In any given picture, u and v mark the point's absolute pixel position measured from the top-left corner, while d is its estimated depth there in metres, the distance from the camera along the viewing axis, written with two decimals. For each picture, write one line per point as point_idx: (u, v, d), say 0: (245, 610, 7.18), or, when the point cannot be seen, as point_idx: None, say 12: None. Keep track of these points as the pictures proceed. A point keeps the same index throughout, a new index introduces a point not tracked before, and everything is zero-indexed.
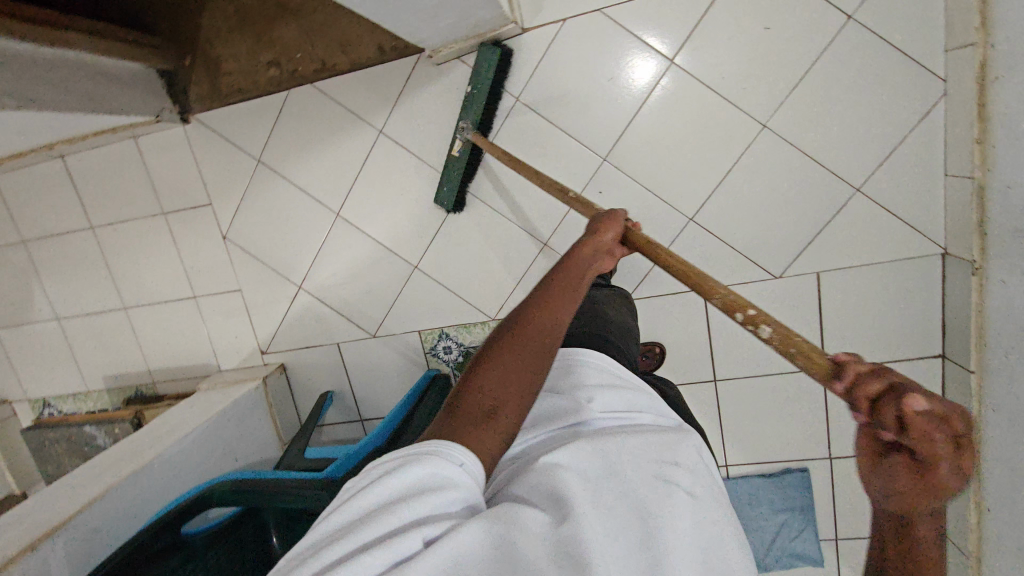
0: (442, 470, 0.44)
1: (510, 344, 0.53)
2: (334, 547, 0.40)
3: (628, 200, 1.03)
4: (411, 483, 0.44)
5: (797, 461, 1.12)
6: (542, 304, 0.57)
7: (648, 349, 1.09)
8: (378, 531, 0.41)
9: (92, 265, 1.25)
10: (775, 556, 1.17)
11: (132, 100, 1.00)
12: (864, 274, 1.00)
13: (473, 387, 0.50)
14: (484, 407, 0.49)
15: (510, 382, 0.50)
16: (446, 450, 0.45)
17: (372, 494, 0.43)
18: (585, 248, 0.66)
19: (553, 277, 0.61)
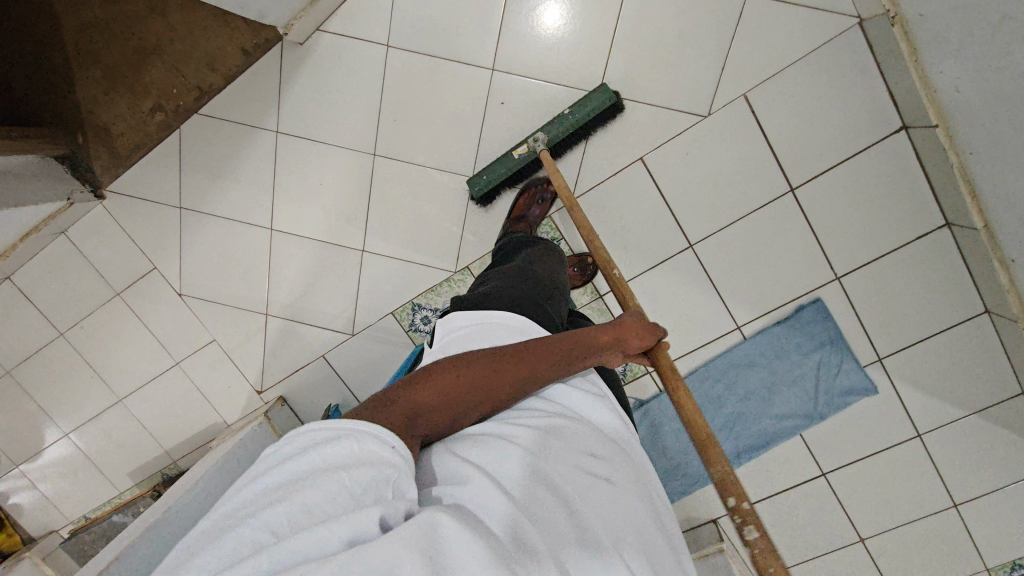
0: (374, 448, 0.43)
1: (460, 377, 0.53)
2: (278, 510, 0.37)
3: (534, 100, 1.00)
4: (347, 453, 0.42)
5: (807, 294, 1.05)
6: (524, 368, 0.55)
7: (581, 263, 1.06)
8: (325, 496, 0.38)
9: (76, 369, 1.27)
10: (826, 401, 1.08)
11: (37, 190, 1.01)
12: (790, 77, 0.96)
13: (409, 396, 0.51)
14: (406, 412, 0.49)
15: (439, 409, 0.52)
16: (379, 435, 0.45)
17: (302, 461, 0.41)
18: (606, 335, 0.63)
19: (560, 344, 0.58)
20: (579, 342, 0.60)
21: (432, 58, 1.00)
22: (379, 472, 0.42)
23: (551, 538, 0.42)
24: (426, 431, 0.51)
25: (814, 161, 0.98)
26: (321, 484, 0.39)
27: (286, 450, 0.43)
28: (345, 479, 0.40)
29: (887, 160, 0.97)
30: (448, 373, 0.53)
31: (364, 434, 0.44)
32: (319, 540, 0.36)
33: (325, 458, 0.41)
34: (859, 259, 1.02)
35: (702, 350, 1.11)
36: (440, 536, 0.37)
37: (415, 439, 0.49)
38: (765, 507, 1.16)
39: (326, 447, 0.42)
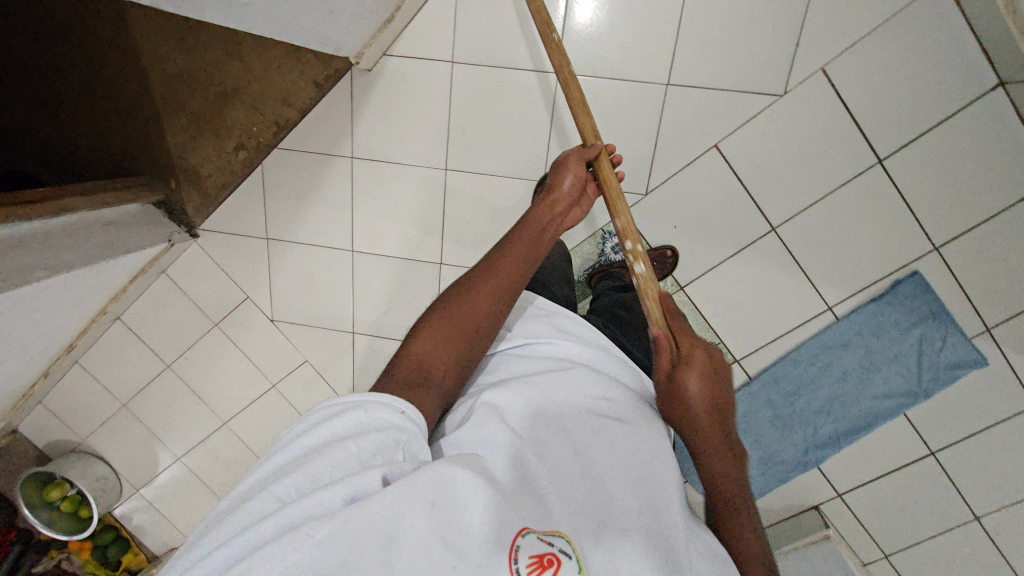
0: (384, 415, 0.44)
1: (450, 313, 0.55)
2: (284, 481, 0.39)
3: (600, 99, 1.00)
4: (355, 424, 0.43)
5: (902, 268, 1.01)
6: (498, 283, 0.57)
7: (660, 255, 1.05)
8: (330, 464, 0.40)
9: (184, 398, 1.36)
10: (931, 376, 1.01)
11: (142, 235, 1.09)
12: (869, 46, 0.92)
13: (415, 352, 0.53)
14: (417, 366, 0.52)
15: (446, 350, 0.53)
16: (386, 401, 0.45)
17: (313, 437, 0.42)
18: (542, 207, 0.64)
19: (514, 242, 0.59)
20: (534, 232, 0.61)
21: (496, 69, 1.01)
22: (388, 437, 0.43)
23: (557, 484, 0.46)
24: (447, 388, 0.53)
25: (902, 128, 0.94)
26: (329, 452, 0.40)
27: (297, 428, 0.44)
28: (352, 446, 0.41)
29: (982, 121, 0.91)
30: (438, 320, 0.55)
31: (374, 402, 0.45)
32: (320, 501, 0.37)
33: (333, 430, 0.42)
34: (957, 227, 0.96)
35: (791, 334, 1.08)
36: (452, 491, 0.39)
37: (431, 391, 0.50)
38: (870, 489, 1.12)
39: (334, 420, 0.43)
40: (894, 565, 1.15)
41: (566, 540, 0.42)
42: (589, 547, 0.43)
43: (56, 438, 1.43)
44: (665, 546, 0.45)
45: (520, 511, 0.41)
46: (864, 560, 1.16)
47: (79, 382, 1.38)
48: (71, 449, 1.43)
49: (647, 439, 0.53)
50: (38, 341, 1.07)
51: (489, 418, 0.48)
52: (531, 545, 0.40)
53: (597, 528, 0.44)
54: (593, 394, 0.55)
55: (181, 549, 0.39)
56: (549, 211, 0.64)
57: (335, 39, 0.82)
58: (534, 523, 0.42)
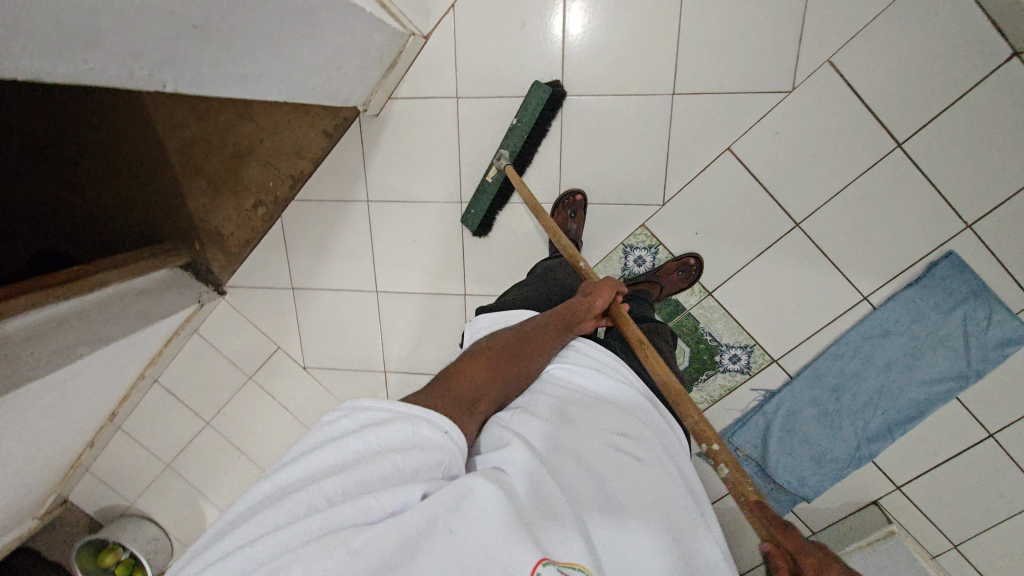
0: (427, 432, 0.47)
1: (490, 357, 0.60)
2: (330, 481, 0.40)
3: (606, 116, 1.00)
4: (399, 435, 0.45)
5: (936, 249, 0.98)
6: (539, 347, 0.64)
7: (683, 263, 1.05)
8: (376, 474, 0.42)
9: (225, 453, 1.37)
10: (981, 357, 0.98)
11: (177, 296, 1.12)
12: (875, 33, 0.90)
13: (458, 380, 0.57)
14: (463, 389, 0.56)
15: (487, 383, 0.58)
16: (432, 418, 0.48)
17: (358, 440, 0.44)
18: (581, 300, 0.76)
19: (554, 321, 0.69)
20: (571, 322, 0.71)
21: (501, 100, 1.02)
22: (428, 456, 0.45)
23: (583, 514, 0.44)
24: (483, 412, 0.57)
25: (919, 110, 0.92)
26: (376, 462, 0.42)
27: (342, 426, 0.46)
28: (398, 460, 0.43)
29: (1001, 93, 0.89)
30: (481, 357, 0.60)
31: (419, 419, 0.47)
32: (364, 509, 0.39)
33: (379, 438, 0.44)
34: (988, 202, 0.94)
35: (828, 329, 1.06)
36: (477, 508, 0.40)
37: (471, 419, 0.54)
38: (930, 478, 1.08)
39: (382, 429, 0.45)
40: (965, 555, 1.10)
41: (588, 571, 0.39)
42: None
43: (106, 504, 1.45)
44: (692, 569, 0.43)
45: (541, 536, 0.40)
46: (932, 552, 1.12)
47: (122, 448, 1.40)
48: (121, 513, 1.45)
49: (667, 463, 0.52)
50: (82, 415, 1.09)
51: (515, 447, 0.48)
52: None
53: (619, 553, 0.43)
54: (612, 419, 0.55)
55: (219, 531, 0.40)
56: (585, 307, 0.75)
57: (343, 92, 0.83)
58: (554, 548, 0.39)
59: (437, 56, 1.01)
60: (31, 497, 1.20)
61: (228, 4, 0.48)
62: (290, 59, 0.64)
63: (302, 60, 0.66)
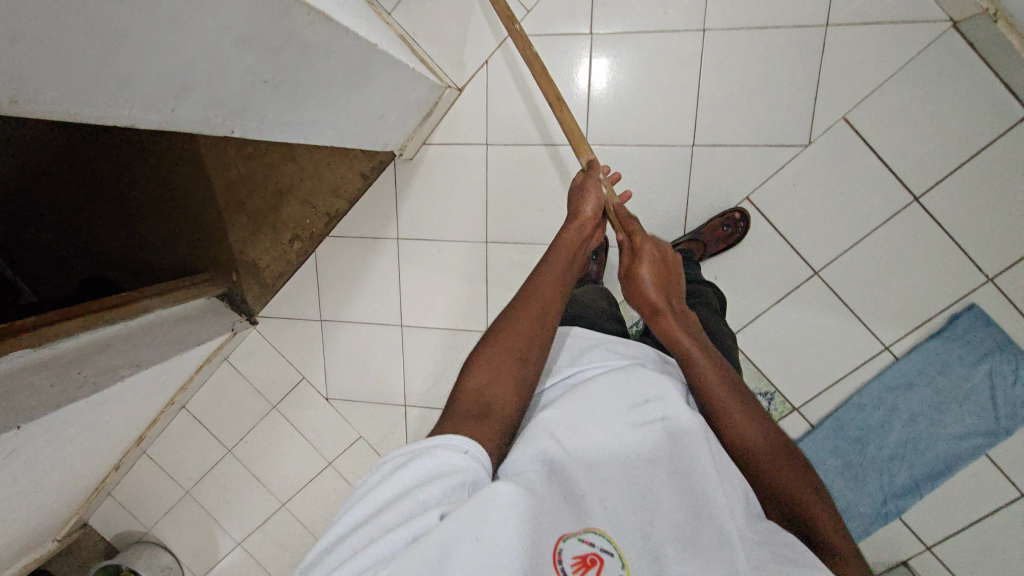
0: (448, 457, 0.46)
1: (492, 343, 0.57)
2: (362, 530, 0.43)
3: (629, 166, 1.05)
4: (419, 472, 0.46)
5: (957, 302, 0.98)
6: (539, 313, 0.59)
7: (728, 218, 1.01)
8: (397, 513, 0.43)
9: (244, 481, 1.39)
10: (1009, 414, 0.97)
11: (215, 322, 1.17)
12: (890, 93, 0.94)
13: (467, 388, 0.54)
14: (476, 399, 0.53)
15: (497, 376, 0.54)
16: (448, 442, 0.47)
17: (383, 486, 0.46)
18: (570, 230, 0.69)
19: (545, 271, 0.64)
20: (568, 264, 0.66)
21: (528, 148, 1.07)
22: (449, 480, 0.45)
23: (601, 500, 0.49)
24: (510, 415, 0.53)
25: (935, 166, 0.94)
26: (397, 504, 0.44)
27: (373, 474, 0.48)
28: (416, 495, 0.44)
29: (1017, 151, 0.91)
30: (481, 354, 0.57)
31: (434, 447, 0.47)
32: (387, 546, 0.41)
33: (402, 479, 0.45)
34: (1008, 257, 0.95)
35: (850, 377, 1.05)
36: (495, 515, 0.42)
37: (494, 422, 0.52)
38: (962, 536, 1.04)
39: (400, 472, 0.46)
40: None
41: (607, 538, 0.47)
42: (633, 549, 0.47)
43: (123, 529, 1.47)
44: (714, 552, 0.46)
45: (560, 522, 0.46)
46: None
47: (146, 472, 1.43)
48: (137, 539, 1.47)
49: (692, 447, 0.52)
50: (114, 436, 1.12)
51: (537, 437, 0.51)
52: (574, 547, 0.46)
53: (641, 536, 0.48)
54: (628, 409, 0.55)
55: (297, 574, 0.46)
56: (577, 234, 0.69)
57: (383, 138, 0.89)
58: (572, 526, 0.47)
59: (469, 107, 1.07)
60: (57, 517, 1.22)
61: (296, 62, 0.54)
62: (340, 109, 0.70)
63: (350, 110, 0.73)
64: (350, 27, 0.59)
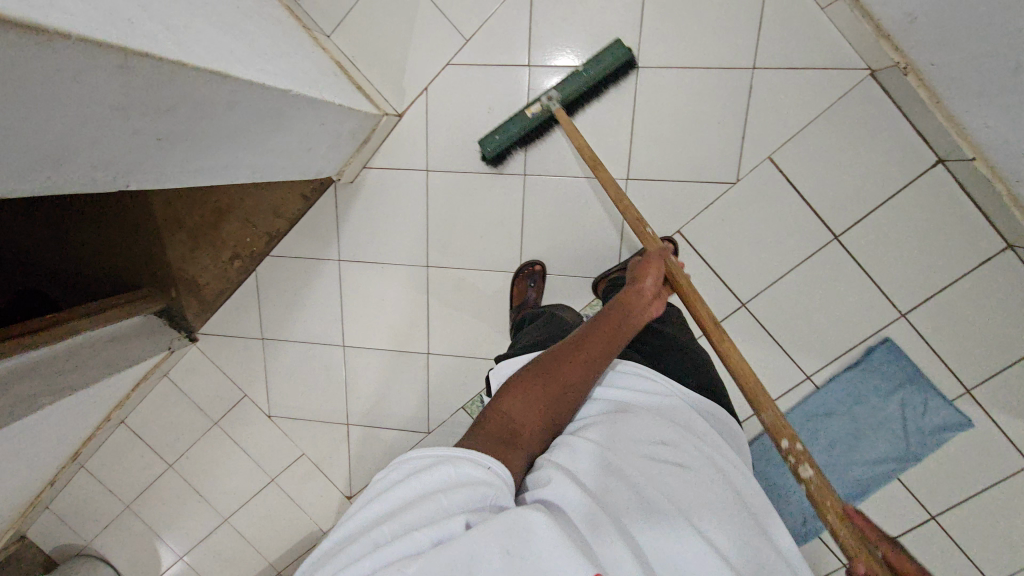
0: (471, 469, 0.45)
1: (535, 377, 0.54)
2: (382, 527, 0.43)
3: (566, 195, 1.07)
4: (441, 476, 0.45)
5: (874, 335, 1.03)
6: (590, 357, 0.56)
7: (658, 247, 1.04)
8: (422, 515, 0.43)
9: (185, 497, 1.37)
10: (919, 441, 1.03)
11: (150, 342, 1.16)
12: (812, 135, 0.97)
13: (500, 413, 0.51)
14: (507, 428, 0.50)
15: (534, 409, 0.52)
16: (476, 457, 0.46)
17: (406, 488, 0.45)
18: (635, 294, 0.68)
19: (603, 321, 0.61)
20: (626, 317, 0.62)
21: (469, 175, 1.08)
22: (477, 491, 0.44)
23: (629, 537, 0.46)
24: (536, 444, 0.52)
25: (855, 206, 0.98)
26: (421, 505, 0.43)
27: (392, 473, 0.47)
28: (442, 499, 0.43)
29: (929, 195, 0.96)
30: (524, 379, 0.54)
31: (460, 458, 0.46)
32: (411, 545, 0.41)
33: (423, 482, 0.45)
34: (921, 294, 0.99)
35: (775, 404, 1.09)
36: (528, 534, 0.41)
37: (521, 451, 0.49)
38: None
39: (424, 474, 0.45)
40: None
41: None
42: None
43: (62, 542, 1.44)
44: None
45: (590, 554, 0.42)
46: None
47: (83, 488, 1.40)
48: (76, 553, 1.44)
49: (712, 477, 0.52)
50: (44, 455, 1.10)
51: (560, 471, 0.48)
52: None
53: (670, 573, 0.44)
54: (646, 439, 0.54)
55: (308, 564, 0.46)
56: (643, 297, 0.67)
57: (315, 167, 0.89)
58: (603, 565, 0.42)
59: (409, 131, 1.07)
60: None
61: (193, 118, 0.54)
62: (257, 149, 0.70)
63: (270, 148, 0.72)
64: (253, 78, 0.59)
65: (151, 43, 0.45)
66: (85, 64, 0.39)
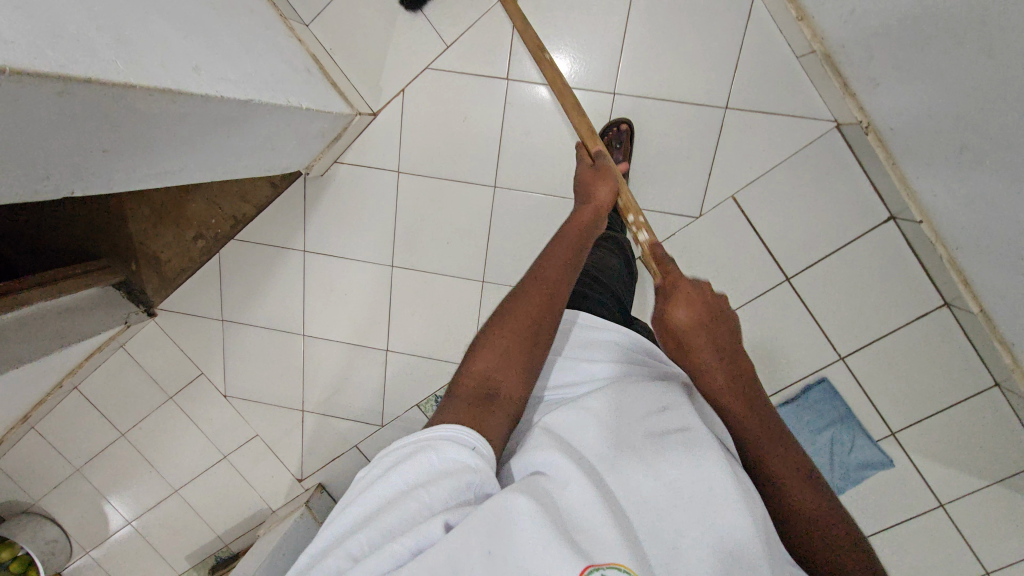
0: (454, 453, 0.40)
1: (501, 324, 0.48)
2: (357, 536, 0.39)
3: (533, 211, 1.07)
4: (423, 468, 0.40)
5: (813, 375, 1.08)
6: (551, 294, 0.49)
7: None
8: (399, 518, 0.38)
9: (136, 466, 1.38)
10: (844, 476, 1.08)
11: (102, 317, 1.15)
12: (776, 179, 1.00)
13: (474, 372, 0.46)
14: (484, 386, 0.45)
15: (510, 359, 0.46)
16: (454, 434, 0.41)
17: (384, 486, 0.40)
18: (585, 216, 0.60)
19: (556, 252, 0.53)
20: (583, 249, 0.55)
21: (440, 180, 1.08)
22: (457, 482, 0.39)
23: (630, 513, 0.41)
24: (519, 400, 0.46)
25: (808, 251, 1.02)
26: (398, 507, 0.39)
27: (370, 469, 0.42)
28: (421, 498, 0.39)
29: (878, 247, 0.99)
30: (495, 326, 0.48)
31: (440, 440, 0.41)
32: (388, 558, 0.37)
33: (404, 476, 0.40)
34: (860, 340, 1.04)
35: None
36: (509, 527, 0.37)
37: (498, 410, 0.44)
38: None
39: (402, 467, 0.40)
40: None
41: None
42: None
43: (8, 499, 1.43)
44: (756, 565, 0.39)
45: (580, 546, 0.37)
46: None
47: (32, 449, 1.39)
48: (22, 510, 1.43)
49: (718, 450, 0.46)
50: None
51: (542, 441, 0.44)
52: None
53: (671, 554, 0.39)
54: (649, 402, 0.48)
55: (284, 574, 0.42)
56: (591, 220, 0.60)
57: (282, 163, 0.89)
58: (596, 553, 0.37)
59: (382, 130, 1.07)
60: None
61: (141, 130, 0.54)
62: (215, 152, 0.69)
63: (229, 150, 0.72)
64: (211, 91, 0.59)
65: (97, 64, 0.45)
66: (22, 92, 0.39)
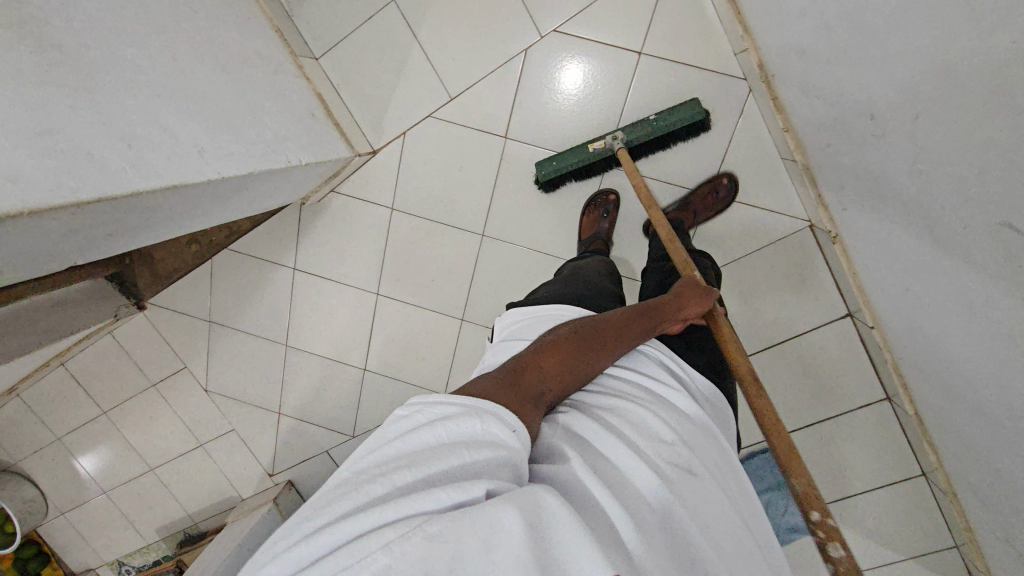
0: (497, 430, 0.39)
1: (572, 343, 0.53)
2: (396, 476, 0.34)
3: (516, 261, 1.11)
4: (471, 432, 0.38)
5: (757, 444, 1.18)
6: (620, 340, 0.57)
7: None
8: (441, 470, 0.35)
9: (114, 443, 1.43)
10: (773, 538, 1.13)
11: (94, 309, 1.19)
12: (748, 264, 1.05)
13: (533, 367, 0.49)
14: (536, 381, 0.48)
15: (565, 373, 0.50)
16: (500, 415, 0.40)
17: (426, 434, 0.37)
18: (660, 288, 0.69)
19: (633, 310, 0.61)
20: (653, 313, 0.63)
21: (431, 222, 1.12)
22: (496, 456, 0.37)
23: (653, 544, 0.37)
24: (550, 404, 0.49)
25: (770, 333, 1.07)
26: (444, 458, 0.35)
27: (412, 417, 0.39)
28: (464, 456, 0.36)
29: (835, 341, 1.04)
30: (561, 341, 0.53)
31: (487, 413, 0.40)
32: (430, 503, 0.32)
33: (450, 433, 0.37)
34: None
35: None
36: (546, 514, 0.33)
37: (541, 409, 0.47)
38: None
39: (450, 422, 0.38)
40: None
41: None
42: None
43: None
44: None
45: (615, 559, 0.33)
46: None
47: (15, 414, 1.45)
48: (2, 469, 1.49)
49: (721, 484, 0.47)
50: None
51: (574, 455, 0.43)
52: None
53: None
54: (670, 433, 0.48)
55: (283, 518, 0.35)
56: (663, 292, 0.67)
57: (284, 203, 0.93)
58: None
59: (382, 166, 1.11)
60: None
61: (143, 216, 0.58)
62: (216, 213, 0.73)
63: (230, 209, 0.75)
64: (215, 174, 0.64)
65: (103, 177, 0.49)
66: (33, 222, 0.44)
